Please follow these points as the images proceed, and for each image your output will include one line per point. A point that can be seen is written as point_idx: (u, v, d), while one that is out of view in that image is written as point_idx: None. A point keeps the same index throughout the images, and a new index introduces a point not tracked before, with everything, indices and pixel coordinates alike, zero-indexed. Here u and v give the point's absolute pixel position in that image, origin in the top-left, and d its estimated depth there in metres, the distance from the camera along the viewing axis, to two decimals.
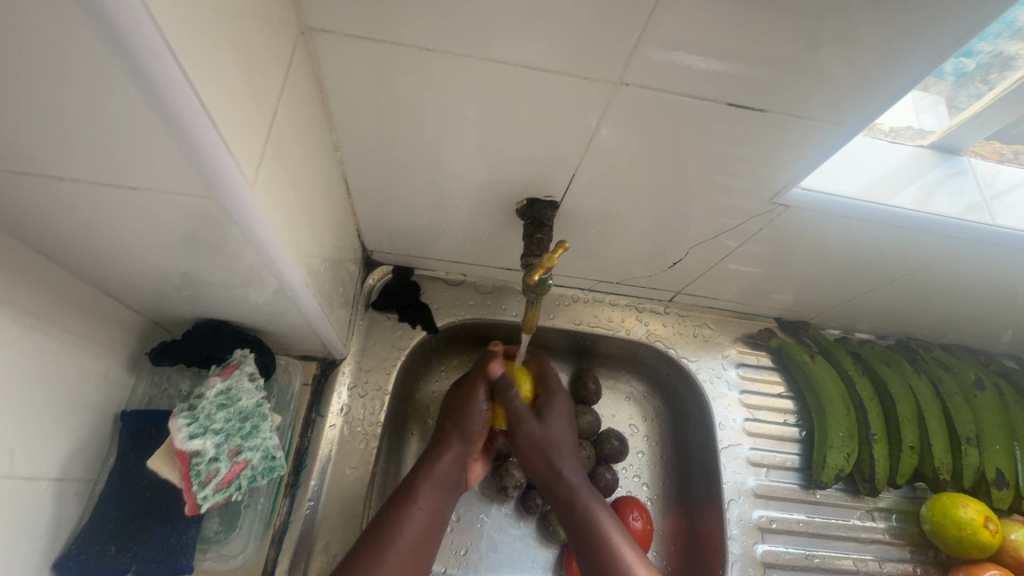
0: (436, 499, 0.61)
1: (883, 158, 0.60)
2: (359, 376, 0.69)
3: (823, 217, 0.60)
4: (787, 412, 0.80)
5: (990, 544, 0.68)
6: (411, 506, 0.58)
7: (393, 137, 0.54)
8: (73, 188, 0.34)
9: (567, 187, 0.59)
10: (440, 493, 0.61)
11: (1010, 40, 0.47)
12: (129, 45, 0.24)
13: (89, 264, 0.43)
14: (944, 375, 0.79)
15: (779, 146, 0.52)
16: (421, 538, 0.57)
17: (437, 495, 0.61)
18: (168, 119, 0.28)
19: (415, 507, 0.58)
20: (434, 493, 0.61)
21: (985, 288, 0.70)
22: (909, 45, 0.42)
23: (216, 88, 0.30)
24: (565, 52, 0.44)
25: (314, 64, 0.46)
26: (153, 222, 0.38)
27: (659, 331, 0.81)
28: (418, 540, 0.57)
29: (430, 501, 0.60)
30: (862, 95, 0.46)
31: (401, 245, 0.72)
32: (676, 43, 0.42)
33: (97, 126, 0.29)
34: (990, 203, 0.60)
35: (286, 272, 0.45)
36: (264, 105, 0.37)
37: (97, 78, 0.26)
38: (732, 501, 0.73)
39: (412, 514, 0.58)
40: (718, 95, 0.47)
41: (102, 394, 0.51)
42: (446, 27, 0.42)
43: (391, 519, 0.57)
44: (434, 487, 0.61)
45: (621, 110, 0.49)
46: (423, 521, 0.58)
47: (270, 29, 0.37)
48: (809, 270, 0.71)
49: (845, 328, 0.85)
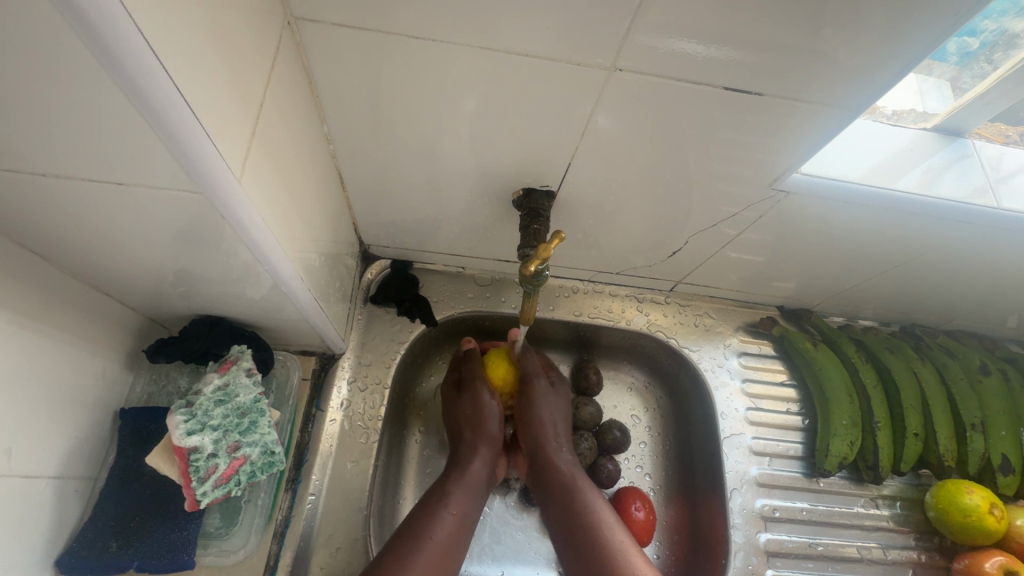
0: (468, 504, 0.60)
1: (886, 141, 0.59)
2: (358, 370, 0.69)
3: (824, 203, 0.59)
4: (791, 401, 0.80)
5: (996, 530, 0.68)
6: (442, 510, 0.57)
7: (386, 128, 0.53)
8: (60, 185, 0.33)
9: (563, 177, 0.58)
10: (472, 499, 0.60)
11: (1015, 18, 0.46)
12: (102, 39, 0.24)
13: (82, 262, 0.43)
14: (949, 361, 0.78)
15: (777, 132, 0.51)
16: (453, 539, 0.56)
17: (468, 498, 0.60)
18: (150, 115, 0.28)
19: (447, 510, 0.57)
20: (466, 496, 0.60)
21: (990, 273, 0.69)
22: (911, 23, 0.41)
23: (197, 81, 0.30)
24: (557, 38, 0.43)
25: (301, 54, 0.45)
26: (144, 219, 0.37)
27: (660, 321, 0.81)
28: (451, 541, 0.55)
29: (463, 504, 0.59)
30: (861, 77, 0.45)
31: (398, 238, 0.72)
32: (670, 27, 0.42)
33: (77, 121, 0.28)
34: (995, 186, 0.59)
35: (279, 266, 0.45)
36: (250, 97, 0.37)
37: (74, 69, 0.25)
38: (735, 490, 0.72)
39: (443, 518, 0.56)
40: (717, 79, 0.46)
41: (100, 392, 0.51)
42: (433, 13, 0.42)
43: (423, 521, 0.55)
44: (465, 493, 0.60)
45: (615, 98, 0.48)
46: (455, 523, 0.57)
47: (254, 19, 0.36)
48: (811, 257, 0.70)
49: (849, 316, 0.84)
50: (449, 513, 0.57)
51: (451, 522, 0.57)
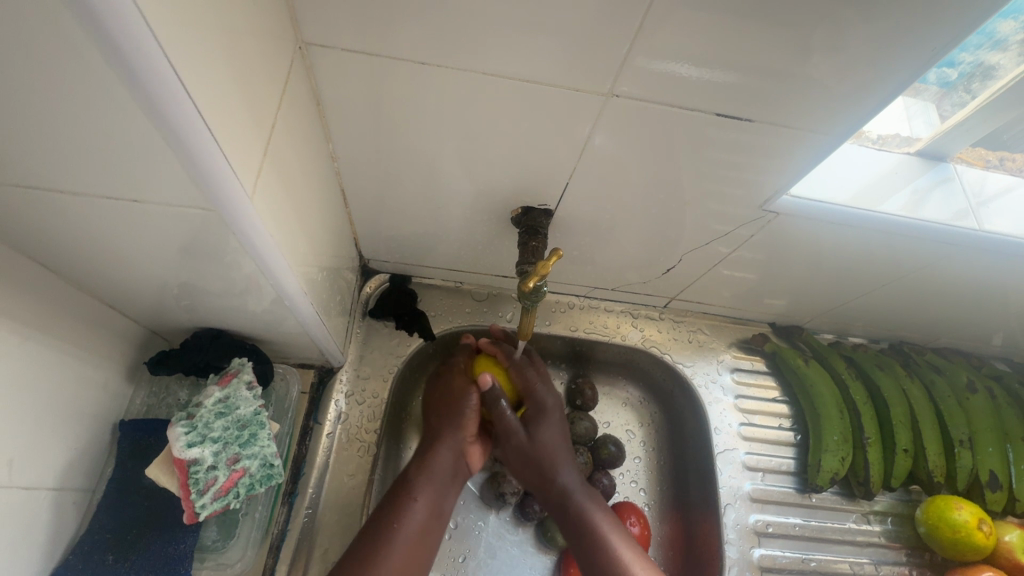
0: (435, 491, 0.59)
1: (872, 164, 0.62)
2: (356, 384, 0.69)
3: (814, 223, 0.61)
4: (782, 417, 0.81)
5: (984, 546, 0.69)
6: (412, 498, 0.56)
7: (389, 148, 0.55)
8: (76, 202, 0.35)
9: (561, 197, 0.60)
10: (441, 485, 0.60)
11: (990, 51, 0.48)
12: (134, 68, 0.25)
13: (89, 275, 0.44)
14: (937, 378, 0.80)
15: (767, 154, 0.53)
16: (421, 529, 0.55)
17: (438, 492, 0.58)
18: (172, 137, 0.29)
19: (416, 500, 0.57)
20: (437, 486, 0.59)
21: (974, 292, 0.71)
22: (891, 54, 0.43)
23: (216, 105, 0.31)
24: (557, 65, 0.45)
25: (310, 77, 0.47)
26: (154, 234, 0.38)
27: (655, 337, 0.82)
28: (419, 531, 0.55)
29: (432, 493, 0.58)
30: (845, 105, 0.47)
31: (397, 253, 0.73)
32: (664, 55, 0.44)
33: (98, 139, 0.29)
34: (977, 210, 0.62)
35: (283, 280, 0.46)
36: (263, 118, 0.38)
37: (99, 90, 0.26)
38: (729, 505, 0.73)
39: (413, 509, 0.56)
40: (709, 104, 0.48)
41: (101, 404, 0.52)
42: (438, 39, 0.43)
43: (393, 509, 0.55)
44: (434, 481, 0.59)
45: (612, 121, 0.50)
46: (423, 514, 0.56)
47: (268, 44, 0.38)
48: (802, 275, 0.71)
49: (839, 333, 0.86)
50: (418, 503, 0.57)
51: (419, 512, 0.56)
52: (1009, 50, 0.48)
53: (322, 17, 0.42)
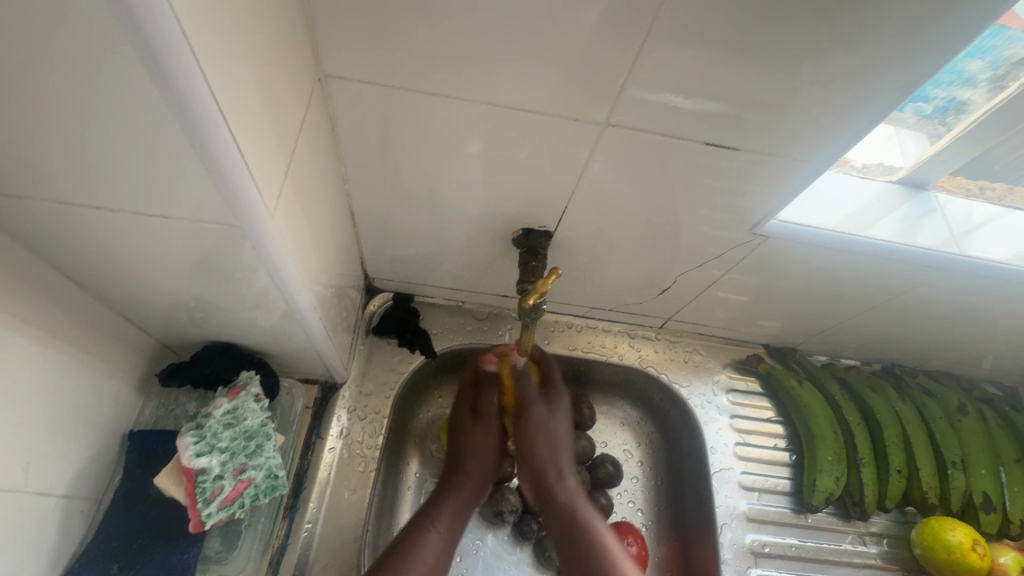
0: (455, 524, 0.61)
1: (856, 192, 0.65)
2: (358, 400, 0.71)
3: (802, 248, 0.63)
4: (778, 437, 0.82)
5: (979, 568, 0.69)
6: (429, 530, 0.59)
7: (396, 171, 0.58)
8: (110, 218, 0.37)
9: (560, 219, 0.63)
10: (462, 515, 0.62)
11: (961, 87, 0.52)
12: (185, 105, 0.29)
13: (111, 288, 0.46)
14: (928, 400, 0.81)
15: (755, 181, 0.56)
16: (441, 558, 0.58)
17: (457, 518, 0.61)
18: (210, 163, 0.32)
19: (433, 530, 0.59)
20: (454, 516, 0.61)
21: (961, 315, 0.73)
22: (866, 92, 0.46)
23: (249, 136, 0.34)
24: (556, 97, 0.49)
25: (327, 106, 0.50)
26: (177, 250, 0.41)
27: (651, 357, 0.84)
28: (437, 560, 0.57)
29: (450, 525, 0.60)
30: (826, 136, 0.50)
31: (401, 273, 0.75)
32: (655, 89, 0.47)
33: (136, 160, 0.32)
34: (959, 239, 0.64)
35: (296, 297, 0.48)
36: (285, 145, 0.41)
37: (143, 113, 0.29)
38: (725, 525, 0.74)
39: (430, 539, 0.58)
40: (698, 134, 0.51)
41: (113, 415, 0.53)
42: (446, 72, 0.47)
43: (409, 540, 0.57)
44: (451, 514, 0.61)
45: (608, 149, 0.53)
46: (441, 543, 0.58)
47: (292, 77, 0.41)
48: (793, 297, 0.74)
49: (832, 354, 0.88)
50: (435, 534, 0.58)
51: (437, 543, 0.58)
52: (979, 87, 0.52)
53: (340, 50, 0.46)
